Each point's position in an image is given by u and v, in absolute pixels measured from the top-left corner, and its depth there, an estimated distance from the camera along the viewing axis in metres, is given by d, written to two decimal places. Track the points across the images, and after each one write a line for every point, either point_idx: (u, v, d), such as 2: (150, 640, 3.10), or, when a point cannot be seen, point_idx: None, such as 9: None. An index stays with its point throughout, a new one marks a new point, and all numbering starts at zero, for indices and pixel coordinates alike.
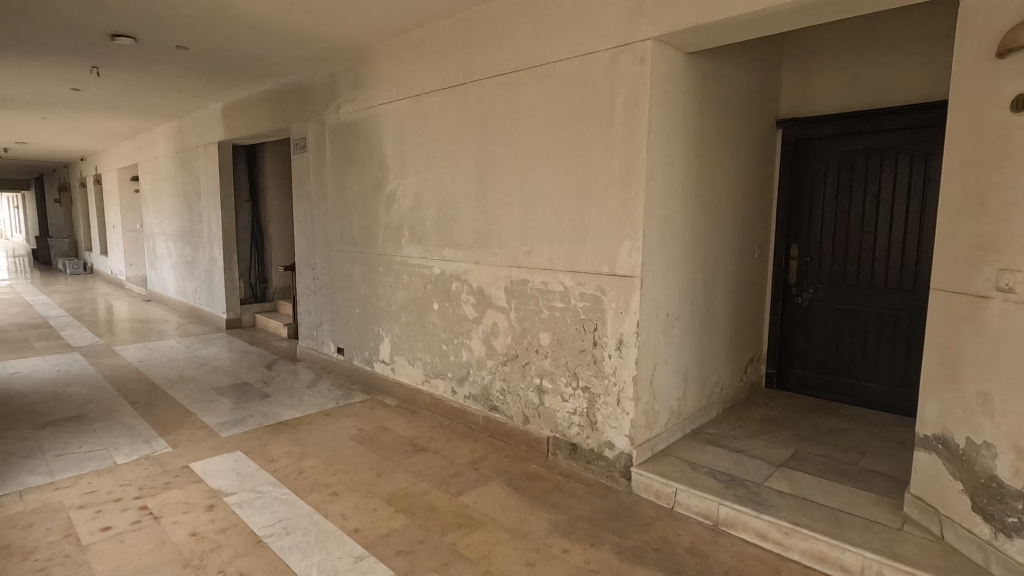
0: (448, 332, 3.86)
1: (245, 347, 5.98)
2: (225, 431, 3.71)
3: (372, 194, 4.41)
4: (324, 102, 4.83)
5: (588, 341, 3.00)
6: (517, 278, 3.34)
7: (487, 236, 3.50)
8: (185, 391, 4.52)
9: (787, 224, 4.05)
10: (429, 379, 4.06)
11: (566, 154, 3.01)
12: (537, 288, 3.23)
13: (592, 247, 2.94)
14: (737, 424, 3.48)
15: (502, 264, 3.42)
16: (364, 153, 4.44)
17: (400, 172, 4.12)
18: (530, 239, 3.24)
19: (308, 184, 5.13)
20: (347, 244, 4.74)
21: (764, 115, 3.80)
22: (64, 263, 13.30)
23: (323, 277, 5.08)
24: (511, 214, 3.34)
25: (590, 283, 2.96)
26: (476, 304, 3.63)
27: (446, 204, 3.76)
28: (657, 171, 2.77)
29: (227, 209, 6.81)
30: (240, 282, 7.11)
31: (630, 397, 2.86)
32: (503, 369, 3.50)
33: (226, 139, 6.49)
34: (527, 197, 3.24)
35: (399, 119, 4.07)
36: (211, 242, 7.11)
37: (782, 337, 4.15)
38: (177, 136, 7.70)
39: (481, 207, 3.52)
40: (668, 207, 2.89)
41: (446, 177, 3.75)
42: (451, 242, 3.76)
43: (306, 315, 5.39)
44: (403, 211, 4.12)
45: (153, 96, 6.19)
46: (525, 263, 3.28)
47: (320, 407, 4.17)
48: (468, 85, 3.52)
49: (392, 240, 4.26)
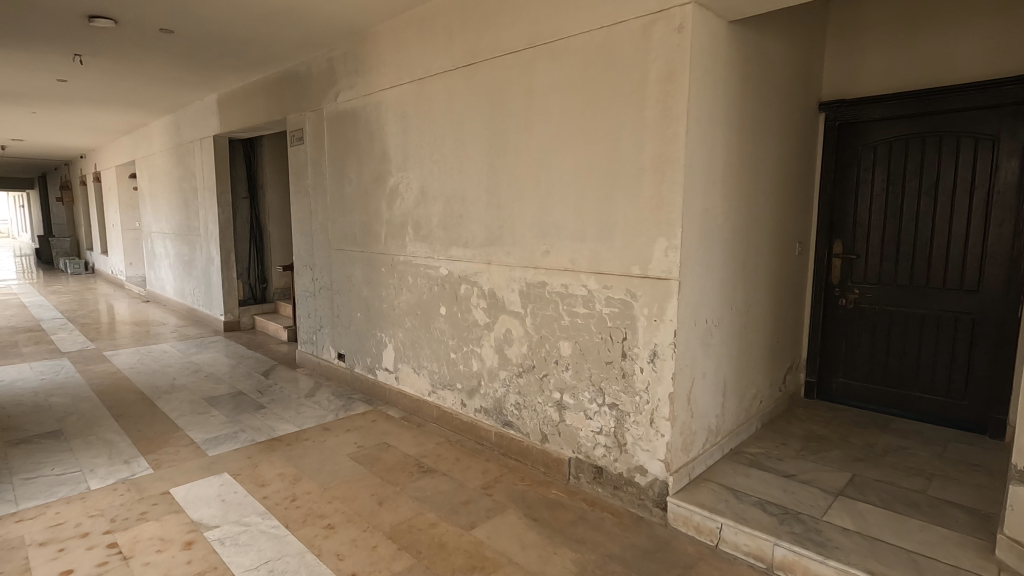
0: (456, 339, 3.52)
1: (243, 352, 5.66)
2: (213, 449, 3.39)
3: (373, 188, 4.07)
4: (321, 90, 4.48)
5: (616, 352, 2.65)
6: (534, 280, 2.98)
7: (499, 233, 3.16)
8: (175, 402, 4.20)
9: (829, 218, 3.67)
10: (436, 390, 3.73)
11: (590, 140, 2.65)
12: (556, 292, 2.88)
13: (621, 245, 2.58)
14: (780, 441, 3.12)
15: (516, 265, 3.07)
16: (365, 145, 4.09)
17: (403, 164, 3.77)
18: (548, 236, 2.89)
19: (306, 179, 4.79)
20: (348, 243, 4.41)
21: (806, 97, 3.42)
22: (65, 263, 13.09)
23: (322, 279, 4.75)
24: (526, 210, 2.99)
25: (618, 287, 2.61)
26: (487, 309, 3.28)
27: (454, 198, 3.41)
28: (697, 158, 2.41)
29: (224, 206, 6.50)
30: (238, 282, 6.80)
31: (665, 417, 2.51)
32: (518, 381, 3.16)
33: (222, 132, 6.17)
34: (544, 189, 2.88)
35: (402, 107, 3.72)
36: (208, 241, 6.80)
37: (824, 342, 3.78)
38: (173, 131, 7.39)
39: (493, 202, 3.17)
40: (708, 199, 2.53)
41: (453, 169, 3.40)
42: (460, 240, 3.41)
43: (305, 319, 5.07)
44: (407, 207, 3.78)
45: (143, 87, 5.86)
46: (543, 263, 2.93)
47: (318, 420, 3.84)
48: (477, 66, 3.16)
49: (395, 239, 3.92)
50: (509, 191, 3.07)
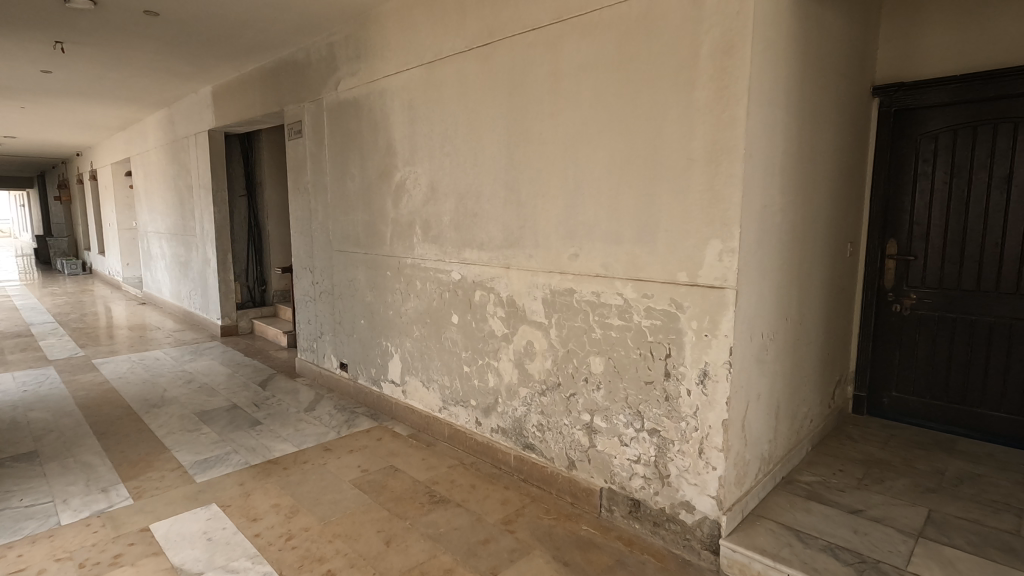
0: (470, 350, 3.18)
1: (240, 359, 5.33)
2: (202, 473, 3.06)
3: (377, 185, 3.73)
4: (321, 79, 4.14)
5: (657, 371, 2.31)
6: (560, 287, 2.64)
7: (519, 234, 2.81)
8: (164, 417, 3.86)
9: (882, 216, 3.32)
10: (447, 406, 3.39)
11: (628, 127, 2.30)
12: (586, 301, 2.54)
13: (665, 248, 2.24)
14: (836, 467, 2.77)
15: (539, 269, 2.73)
16: (368, 137, 3.75)
17: (410, 158, 3.43)
18: (577, 237, 2.54)
19: (305, 175, 4.46)
20: (350, 244, 4.07)
21: (860, 80, 3.06)
22: (62, 263, 12.80)
23: (323, 283, 4.42)
24: (550, 207, 2.64)
25: (661, 296, 2.26)
26: (506, 319, 2.94)
27: (467, 195, 3.07)
28: (758, 145, 2.06)
29: (221, 205, 6.17)
30: (236, 284, 6.47)
31: (717, 447, 2.16)
32: (541, 400, 2.82)
33: (217, 127, 5.84)
34: (573, 184, 2.53)
35: (409, 94, 3.38)
36: (204, 241, 6.48)
37: (875, 353, 3.43)
38: (168, 126, 7.07)
39: (512, 199, 2.83)
40: (767, 194, 2.18)
41: (467, 162, 3.05)
42: (474, 241, 3.06)
43: (305, 325, 4.74)
44: (415, 205, 3.44)
45: (134, 78, 5.53)
46: (570, 268, 2.59)
47: (318, 439, 3.50)
48: (495, 46, 2.82)
49: (402, 240, 3.58)
50: (531, 186, 2.72)
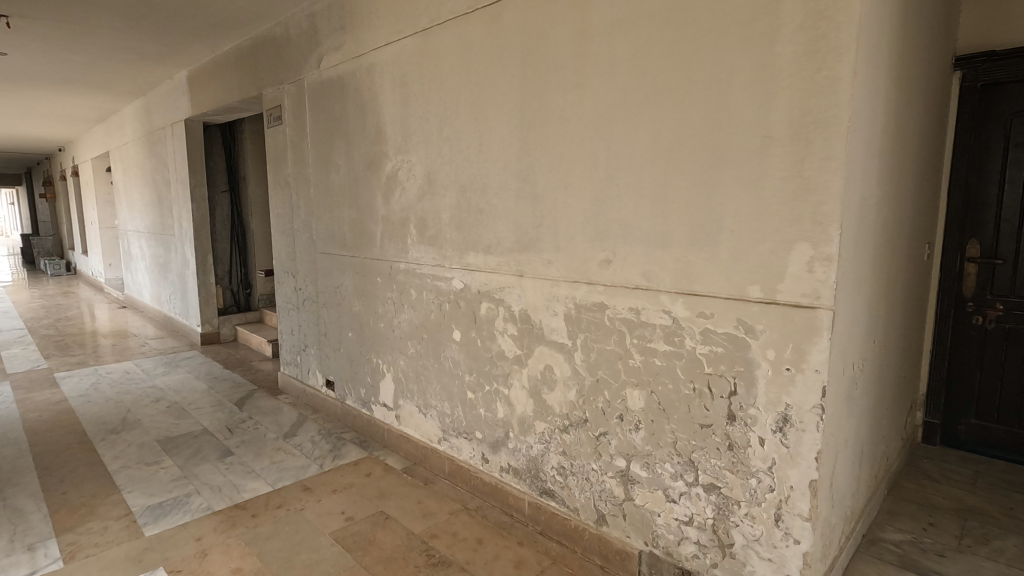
0: (474, 373, 2.67)
1: (218, 372, 4.82)
2: (153, 523, 2.55)
3: (365, 178, 3.21)
4: (301, 56, 3.62)
5: (717, 412, 1.80)
6: (587, 301, 2.13)
7: (534, 234, 2.30)
8: (120, 446, 3.35)
9: (962, 211, 2.80)
10: (447, 437, 2.88)
11: (679, 96, 1.78)
12: (621, 319, 2.03)
13: (730, 254, 1.72)
14: (924, 520, 2.27)
15: (561, 279, 2.22)
16: (355, 122, 3.23)
17: (403, 145, 2.91)
18: (610, 239, 2.03)
19: (286, 167, 3.94)
20: (336, 246, 3.55)
21: (943, 47, 2.54)
22: (46, 264, 12.27)
23: (307, 289, 3.90)
24: (575, 202, 2.13)
25: (724, 316, 1.75)
26: (518, 337, 2.43)
27: (471, 188, 2.56)
28: (862, 117, 1.54)
29: (199, 201, 5.65)
30: (217, 288, 5.96)
31: (801, 514, 1.66)
32: (562, 437, 2.31)
33: (194, 115, 5.32)
34: (604, 172, 2.02)
35: (401, 69, 2.86)
36: (182, 242, 5.96)
37: (951, 372, 2.91)
38: (144, 116, 6.54)
39: (525, 193, 2.31)
40: (866, 183, 1.66)
41: (469, 148, 2.54)
42: (479, 244, 2.55)
43: (288, 336, 4.22)
44: (409, 201, 2.92)
45: (100, 61, 5.01)
46: (601, 277, 2.07)
47: (296, 474, 2.99)
48: (504, 3, 2.30)
49: (394, 241, 3.06)
50: (550, 176, 2.21)
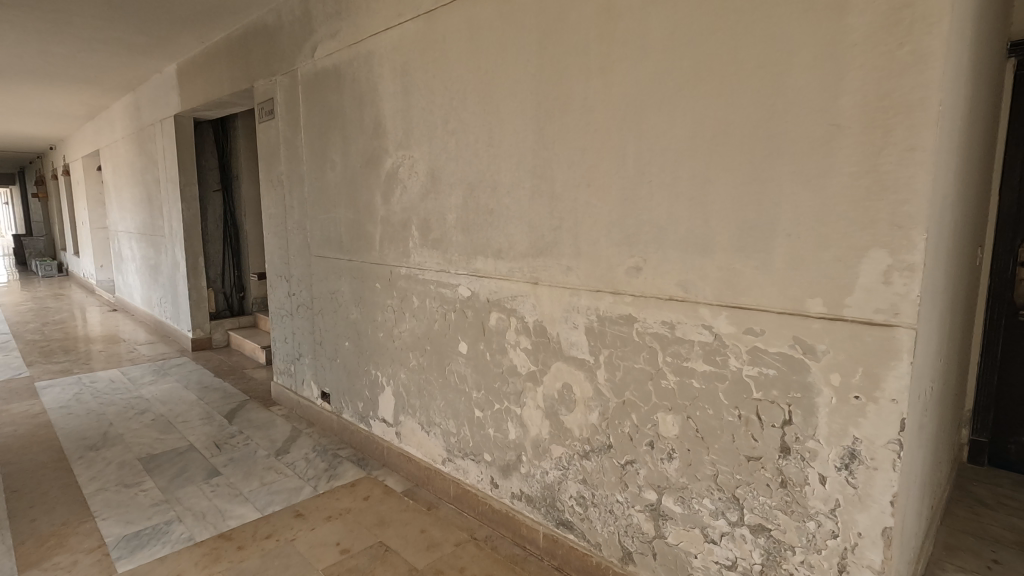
0: (482, 389, 2.43)
1: (208, 381, 4.58)
2: (128, 557, 2.30)
3: (363, 176, 2.97)
4: (294, 45, 3.38)
5: (768, 443, 1.57)
6: (613, 313, 1.89)
7: (552, 238, 2.06)
8: (99, 465, 3.10)
9: (1016, 212, 2.56)
10: (453, 458, 2.65)
11: (725, 79, 1.55)
12: (652, 334, 1.79)
13: (785, 262, 1.49)
14: (987, 557, 2.03)
15: (582, 287, 1.98)
16: (352, 115, 2.99)
17: (404, 140, 2.67)
18: (640, 243, 1.79)
19: (279, 165, 3.70)
20: (331, 249, 3.31)
21: (1002, 31, 2.30)
22: (37, 265, 11.99)
23: (301, 295, 3.66)
24: (599, 202, 1.89)
25: (778, 334, 1.51)
26: (532, 352, 2.19)
27: (479, 186, 2.32)
28: (949, 101, 1.30)
29: (190, 201, 5.41)
30: (209, 292, 5.71)
31: (871, 566, 1.42)
32: (582, 464, 2.07)
33: (184, 111, 5.08)
34: (634, 169, 1.78)
35: (402, 57, 2.62)
36: (172, 243, 5.71)
37: (1001, 388, 2.68)
38: (134, 112, 6.28)
39: (542, 191, 2.07)
40: (948, 180, 1.42)
41: (478, 142, 2.30)
42: (488, 248, 2.31)
43: (281, 343, 3.98)
44: (411, 200, 2.68)
45: (83, 53, 4.76)
46: (629, 287, 1.84)
47: (288, 498, 2.75)
48: None
49: (394, 244, 2.82)
50: (570, 173, 1.97)
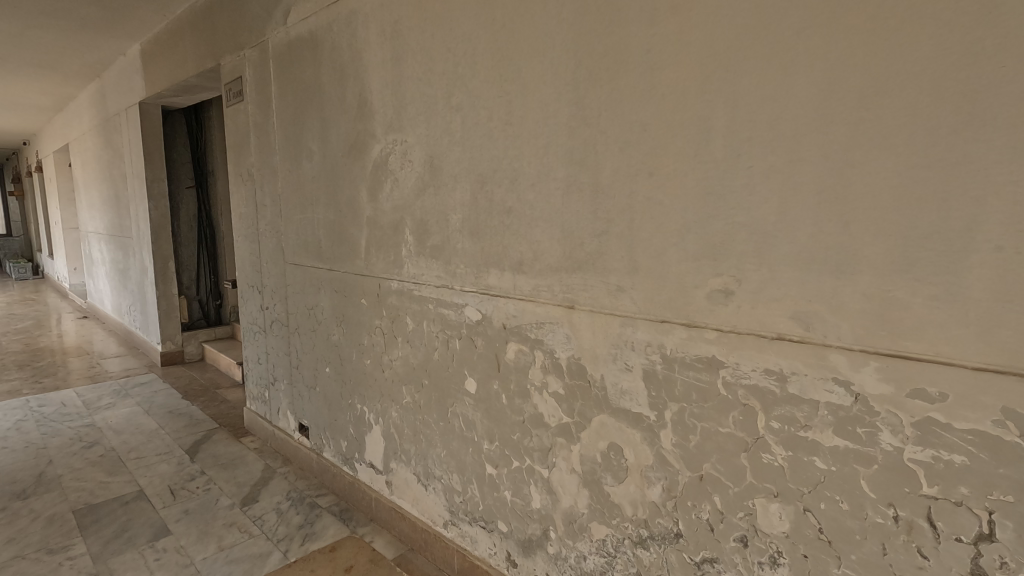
0: (496, 440, 1.89)
1: (174, 405, 4.01)
2: None
3: (345, 167, 2.42)
4: (264, 11, 2.82)
5: (948, 565, 1.03)
6: (685, 355, 1.36)
7: (594, 246, 1.51)
8: (22, 521, 2.54)
9: None
10: (457, 522, 2.10)
11: (886, 7, 1.01)
12: (747, 387, 1.26)
13: (989, 289, 0.95)
14: None
15: (639, 316, 1.44)
16: (331, 93, 2.44)
17: (395, 121, 2.12)
18: (732, 257, 1.25)
19: (249, 156, 3.14)
20: (309, 256, 2.76)
21: None
22: (12, 267, 11.33)
23: (276, 310, 3.11)
24: (668, 197, 1.34)
25: (972, 403, 0.97)
26: (566, 399, 1.65)
27: (493, 177, 1.76)
28: None
29: (158, 199, 4.84)
30: (181, 300, 5.15)
31: None
32: (635, 554, 1.53)
33: (150, 97, 4.51)
34: (725, 148, 1.24)
35: (393, 14, 2.07)
36: (140, 246, 5.14)
37: None
38: (100, 100, 5.70)
39: (581, 183, 1.53)
40: None
41: (491, 119, 1.75)
42: (505, 259, 1.76)
43: (254, 364, 3.42)
44: (403, 197, 2.13)
45: (31, 30, 4.18)
46: (711, 318, 1.30)
47: (249, 570, 2.19)
48: None
49: (383, 252, 2.27)
50: (623, 158, 1.42)
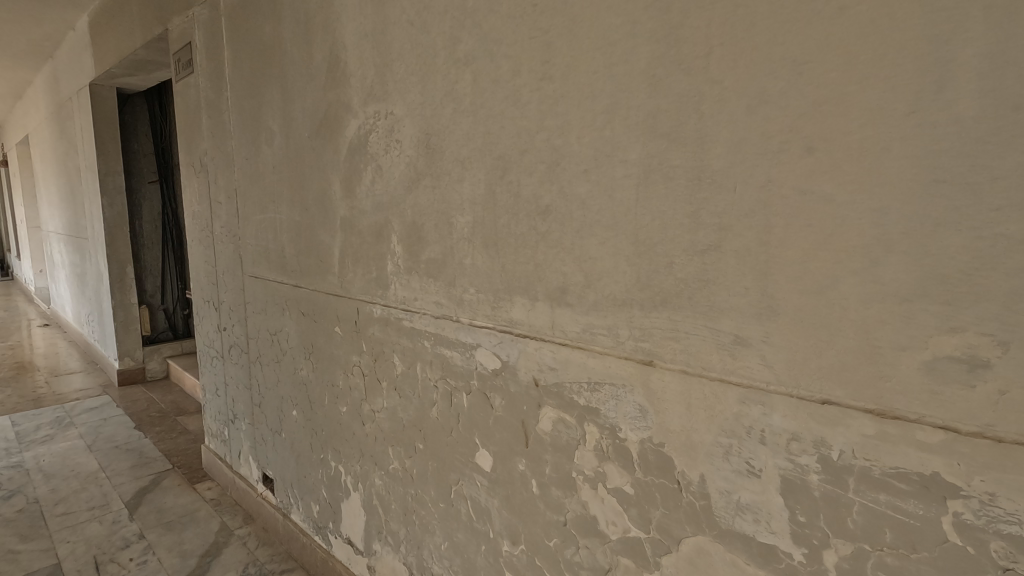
0: (522, 543, 1.31)
1: (123, 438, 3.41)
2: None
3: (313, 152, 1.83)
4: None
5: None
6: (873, 465, 0.78)
7: (694, 271, 0.94)
8: None
9: None
10: None
11: None
12: (1014, 543, 0.68)
13: None
14: None
15: (776, 390, 0.86)
16: (295, 54, 1.85)
17: (377, 86, 1.53)
18: (988, 302, 0.68)
19: (201, 142, 2.54)
20: (271, 269, 2.16)
21: None
22: None
23: (234, 332, 2.51)
24: (848, 191, 0.77)
25: None
26: (635, 503, 1.07)
27: (520, 163, 1.19)
28: None
29: (113, 195, 4.22)
30: (143, 309, 4.53)
31: None
32: None
33: (101, 78, 3.90)
34: (981, 99, 0.66)
35: None
36: (95, 249, 4.52)
37: None
38: (54, 84, 5.06)
39: (671, 168, 0.94)
40: None
41: (517, 75, 1.17)
42: (538, 284, 1.18)
43: (212, 396, 2.82)
44: (388, 192, 1.54)
45: None
46: (932, 409, 0.73)
47: None
48: None
49: (362, 266, 1.68)
50: (754, 125, 0.84)
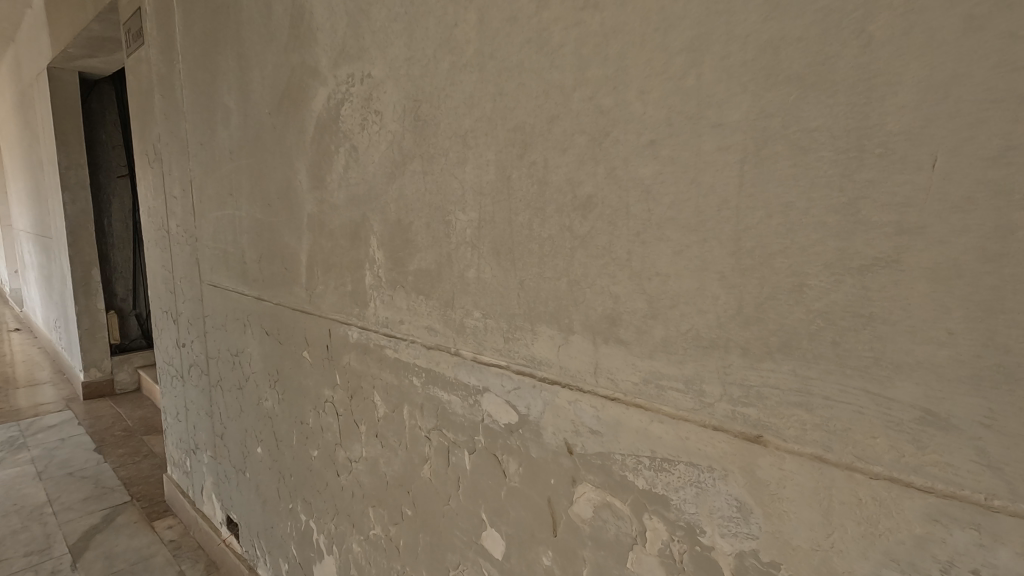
0: None
1: (80, 463, 3.03)
2: None
3: (274, 133, 1.46)
4: None
5: None
6: None
7: (847, 301, 0.57)
8: None
9: None
10: None
11: None
12: None
13: None
14: None
15: (1007, 510, 0.50)
16: (252, 9, 1.48)
17: (350, 42, 1.17)
18: None
19: (155, 127, 2.16)
20: (231, 277, 1.79)
21: None
22: None
23: (194, 350, 2.14)
24: None
25: None
26: None
27: (549, 136, 0.82)
28: None
29: (75, 190, 3.84)
30: (112, 315, 4.15)
31: None
32: None
33: (59, 60, 3.51)
34: None
35: None
36: (59, 249, 4.13)
37: None
38: (18, 70, 4.66)
39: (808, 133, 0.58)
40: None
41: (545, 6, 0.81)
42: (576, 311, 0.82)
43: (173, 422, 2.44)
44: (366, 181, 1.17)
45: None
46: None
47: None
48: None
49: (334, 278, 1.32)
50: (980, 51, 0.48)
